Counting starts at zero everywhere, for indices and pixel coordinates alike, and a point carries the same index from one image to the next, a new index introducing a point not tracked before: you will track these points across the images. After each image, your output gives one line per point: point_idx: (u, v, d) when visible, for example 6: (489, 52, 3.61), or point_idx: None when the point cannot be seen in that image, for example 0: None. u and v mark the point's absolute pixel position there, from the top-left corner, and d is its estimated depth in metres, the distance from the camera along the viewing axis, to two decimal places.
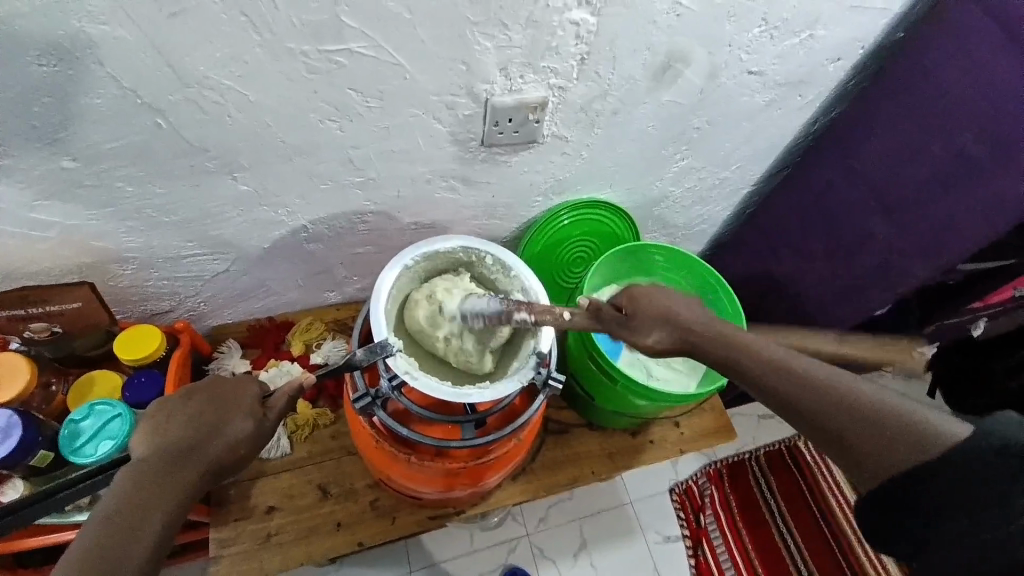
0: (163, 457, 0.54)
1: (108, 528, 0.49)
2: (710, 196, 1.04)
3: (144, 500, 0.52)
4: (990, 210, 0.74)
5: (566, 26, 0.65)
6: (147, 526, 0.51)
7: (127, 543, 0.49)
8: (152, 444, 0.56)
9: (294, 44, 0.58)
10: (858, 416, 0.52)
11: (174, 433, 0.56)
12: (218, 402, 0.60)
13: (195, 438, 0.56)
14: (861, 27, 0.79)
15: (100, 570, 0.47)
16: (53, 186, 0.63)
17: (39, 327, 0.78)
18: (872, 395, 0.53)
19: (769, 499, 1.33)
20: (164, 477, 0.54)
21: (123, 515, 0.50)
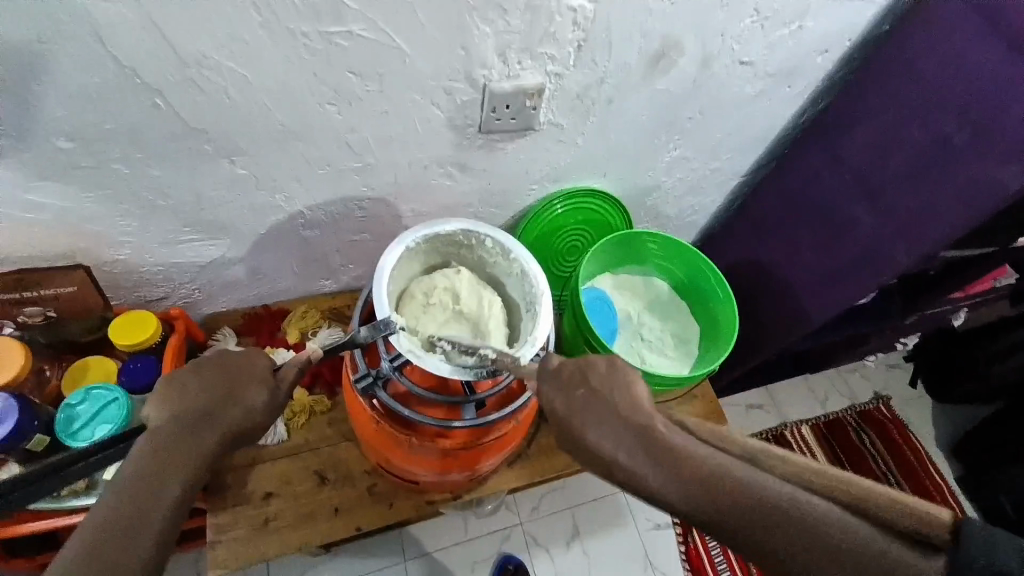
0: (176, 427, 0.54)
1: (124, 495, 0.49)
2: (701, 186, 1.06)
3: (161, 467, 0.51)
4: (969, 193, 0.77)
5: (564, 12, 0.66)
6: (162, 492, 0.50)
7: (145, 512, 0.49)
8: (166, 415, 0.55)
9: (295, 25, 0.58)
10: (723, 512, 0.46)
11: (188, 404, 0.56)
12: (228, 372, 0.59)
13: (210, 405, 0.56)
14: (849, 19, 0.81)
15: (118, 534, 0.47)
16: (48, 167, 0.63)
17: (34, 311, 0.78)
18: (751, 483, 0.46)
19: None
20: (177, 445, 0.53)
21: (139, 484, 0.50)
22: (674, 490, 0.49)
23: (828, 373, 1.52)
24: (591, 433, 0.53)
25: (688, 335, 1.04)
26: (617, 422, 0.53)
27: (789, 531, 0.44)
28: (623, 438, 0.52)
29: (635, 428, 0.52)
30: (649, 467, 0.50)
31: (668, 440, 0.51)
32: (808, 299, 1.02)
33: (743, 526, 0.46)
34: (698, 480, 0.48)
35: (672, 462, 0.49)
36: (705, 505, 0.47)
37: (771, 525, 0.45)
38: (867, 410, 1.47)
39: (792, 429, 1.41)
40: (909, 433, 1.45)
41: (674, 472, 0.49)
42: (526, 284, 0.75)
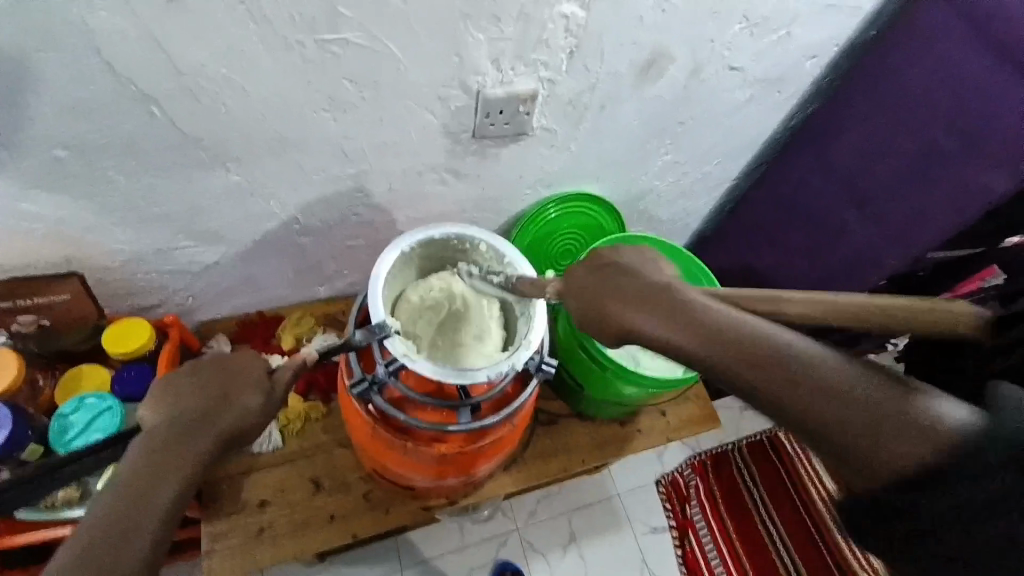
0: (171, 429, 0.54)
1: (117, 497, 0.49)
2: (693, 190, 1.07)
3: (155, 471, 0.51)
4: (958, 196, 0.79)
5: (556, 20, 0.67)
6: (157, 495, 0.50)
7: (138, 515, 0.48)
8: (162, 418, 0.55)
9: (290, 34, 0.58)
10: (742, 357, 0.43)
11: (183, 406, 0.56)
12: (224, 376, 0.59)
13: (207, 408, 0.56)
14: (835, 26, 0.83)
15: (113, 536, 0.46)
16: (42, 176, 0.63)
17: (27, 319, 0.78)
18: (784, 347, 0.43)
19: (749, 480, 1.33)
20: (172, 447, 0.53)
21: (132, 487, 0.49)
22: (681, 328, 0.46)
23: None
24: (614, 302, 0.51)
25: None
26: (650, 304, 0.49)
27: (797, 370, 0.41)
28: (660, 308, 0.48)
29: (669, 304, 0.48)
30: (696, 342, 0.45)
31: (711, 316, 0.46)
32: None
33: (738, 353, 0.43)
34: (709, 330, 0.45)
35: (721, 340, 0.44)
36: (718, 348, 0.44)
37: (805, 398, 0.41)
38: None
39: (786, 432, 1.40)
40: None
41: (721, 345, 0.44)
42: (521, 288, 0.75)
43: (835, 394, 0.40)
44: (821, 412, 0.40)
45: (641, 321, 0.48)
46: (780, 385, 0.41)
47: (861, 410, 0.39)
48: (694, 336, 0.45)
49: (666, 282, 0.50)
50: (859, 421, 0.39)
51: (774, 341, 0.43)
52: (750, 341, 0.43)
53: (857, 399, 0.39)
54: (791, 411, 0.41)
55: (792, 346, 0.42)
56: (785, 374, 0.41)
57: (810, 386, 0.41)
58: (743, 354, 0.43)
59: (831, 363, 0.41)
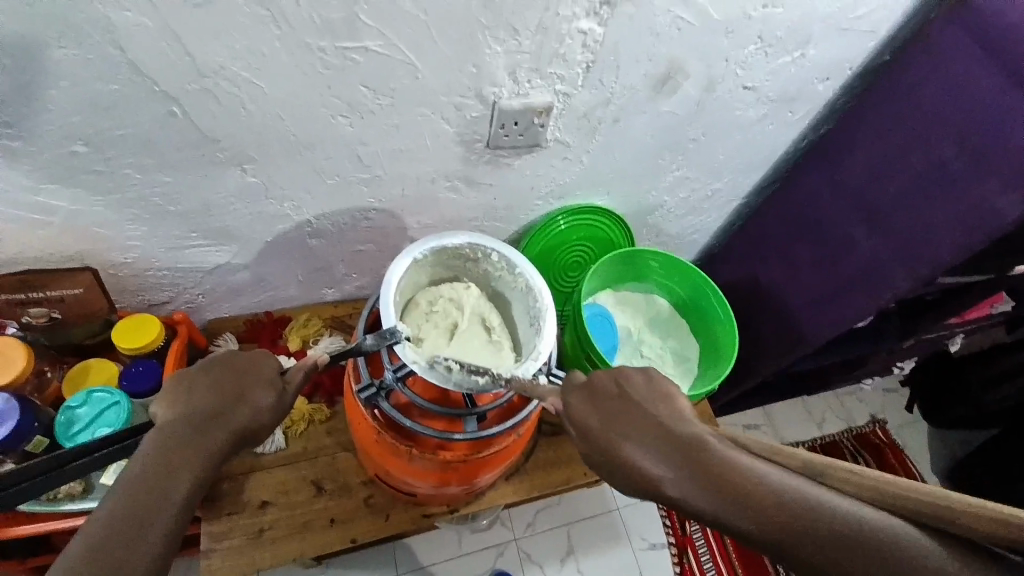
0: (184, 425, 0.54)
1: (132, 490, 0.49)
2: (702, 207, 1.07)
3: (168, 466, 0.51)
4: (968, 218, 0.78)
5: (573, 34, 0.68)
6: (170, 490, 0.50)
7: (153, 508, 0.49)
8: (174, 413, 0.55)
9: (311, 39, 0.59)
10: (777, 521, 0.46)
11: (196, 403, 0.56)
12: (238, 373, 0.59)
13: (219, 405, 0.56)
14: (849, 49, 0.83)
15: (126, 528, 0.47)
16: (62, 170, 0.64)
17: (38, 312, 0.78)
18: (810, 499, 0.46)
19: None
20: (186, 443, 0.53)
21: (147, 480, 0.50)
22: (683, 484, 0.50)
23: (825, 395, 1.52)
24: (627, 448, 0.54)
25: (687, 353, 1.05)
26: (666, 447, 0.52)
27: (803, 528, 0.45)
28: (671, 464, 0.51)
29: (681, 448, 0.52)
30: (717, 505, 0.48)
31: (713, 465, 0.50)
32: (807, 321, 1.03)
33: (738, 510, 0.47)
34: (725, 487, 0.48)
35: (736, 494, 0.48)
36: (733, 512, 0.48)
37: (801, 541, 0.45)
38: (863, 433, 1.47)
39: None
40: (905, 457, 1.45)
41: (741, 504, 0.47)
42: (530, 298, 0.75)
43: (834, 546, 0.44)
44: (821, 557, 0.45)
45: (648, 467, 0.52)
46: (785, 538, 0.46)
47: (853, 555, 0.44)
48: (697, 492, 0.49)
49: (679, 435, 0.53)
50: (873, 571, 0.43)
51: (798, 497, 0.46)
52: (755, 497, 0.47)
53: (848, 547, 0.44)
54: (802, 558, 0.46)
55: (792, 503, 0.46)
56: (796, 532, 0.45)
57: (813, 541, 0.45)
58: (742, 496, 0.48)
59: (847, 516, 0.45)
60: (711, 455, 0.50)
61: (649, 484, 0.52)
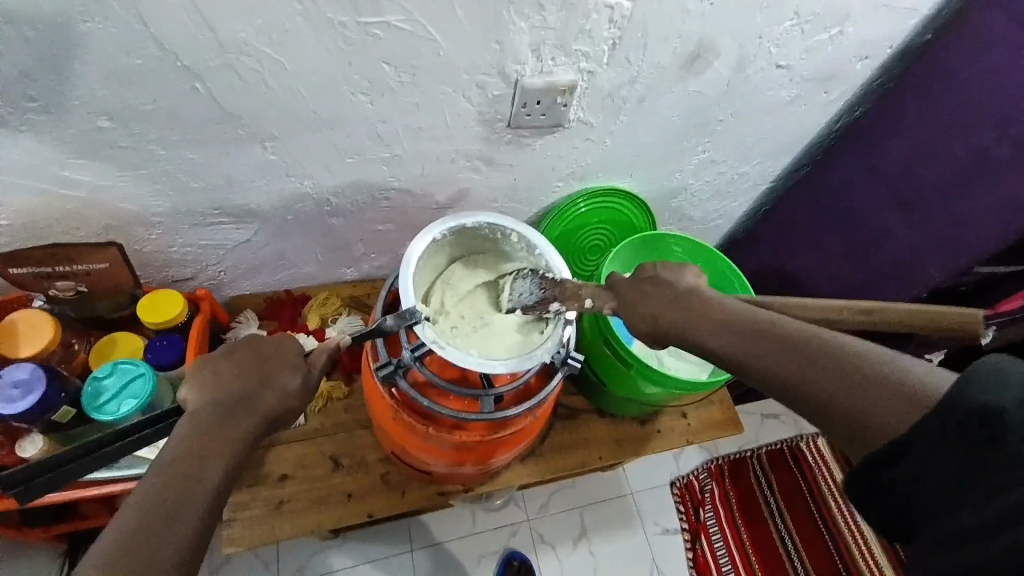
0: (215, 408, 0.54)
1: (166, 476, 0.47)
2: (728, 191, 1.04)
3: (201, 448, 0.50)
4: (1009, 209, 0.77)
5: (600, 9, 0.66)
6: (205, 474, 0.49)
7: (191, 487, 0.47)
8: (203, 398, 0.55)
9: (333, 15, 0.58)
10: (773, 350, 0.48)
11: (224, 387, 0.56)
12: (262, 358, 0.59)
13: (245, 391, 0.56)
14: (892, 26, 0.79)
15: (162, 514, 0.45)
16: (89, 145, 0.65)
17: (65, 285, 0.80)
18: (816, 336, 0.47)
19: (764, 484, 1.33)
20: (217, 427, 0.53)
21: (182, 462, 0.49)
22: (726, 339, 0.51)
23: None
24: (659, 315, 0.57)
25: None
26: (687, 306, 0.56)
27: (798, 351, 0.47)
28: (723, 334, 0.52)
29: (685, 303, 0.56)
30: (716, 335, 0.52)
31: (771, 328, 0.49)
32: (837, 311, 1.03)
33: (776, 354, 0.48)
34: (753, 333, 0.50)
35: (747, 330, 0.51)
36: (772, 359, 0.48)
37: (806, 372, 0.45)
38: None
39: (808, 442, 1.38)
40: None
41: (749, 336, 0.50)
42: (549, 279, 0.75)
43: (805, 360, 0.46)
44: (861, 401, 0.42)
45: (683, 326, 0.55)
46: (829, 387, 0.44)
47: (837, 377, 0.44)
48: (747, 355, 0.49)
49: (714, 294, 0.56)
50: (830, 383, 0.44)
51: (797, 332, 0.48)
52: (825, 361, 0.45)
53: (856, 374, 0.43)
54: (807, 398, 0.45)
55: (817, 342, 0.46)
56: (813, 368, 0.45)
57: (850, 382, 0.43)
58: (753, 335, 0.50)
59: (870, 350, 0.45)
60: (735, 317, 0.52)
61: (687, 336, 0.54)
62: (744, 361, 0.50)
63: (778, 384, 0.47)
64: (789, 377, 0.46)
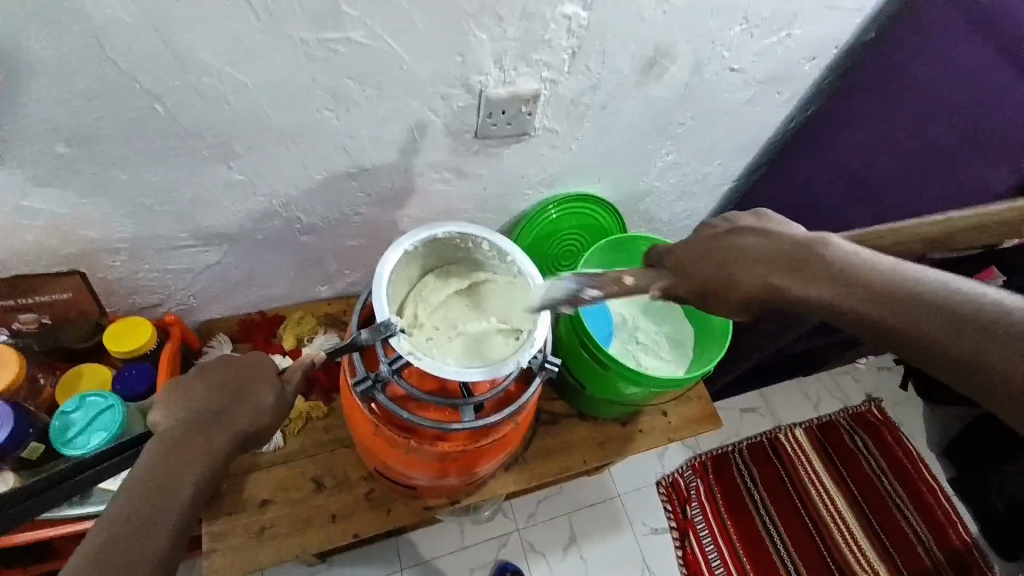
0: (187, 427, 0.53)
1: (136, 497, 0.48)
2: (694, 191, 1.07)
3: (172, 469, 0.50)
4: (966, 193, 0.87)
5: (558, 19, 0.68)
6: (174, 495, 0.49)
7: (160, 509, 0.48)
8: (176, 418, 0.54)
9: (295, 32, 0.59)
10: (900, 310, 0.47)
11: (197, 405, 0.55)
12: (237, 376, 0.59)
13: (218, 409, 0.56)
14: (836, 26, 0.83)
15: (130, 535, 0.45)
16: (46, 172, 0.63)
17: (28, 318, 0.78)
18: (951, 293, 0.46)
19: (747, 476, 1.35)
20: (188, 447, 0.52)
21: (152, 482, 0.49)
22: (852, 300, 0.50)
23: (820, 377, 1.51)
24: (735, 269, 0.57)
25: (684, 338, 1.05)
26: (769, 260, 0.55)
27: (937, 307, 0.45)
28: (840, 291, 0.50)
29: (787, 260, 0.54)
30: (841, 296, 0.50)
31: (902, 288, 0.48)
32: None
33: (902, 313, 0.47)
34: (879, 292, 0.48)
35: (873, 287, 0.49)
36: (864, 305, 0.49)
37: (959, 331, 0.44)
38: (859, 412, 1.47)
39: (787, 432, 1.41)
40: (902, 435, 1.44)
41: (876, 297, 0.48)
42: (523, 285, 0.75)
43: (948, 319, 0.45)
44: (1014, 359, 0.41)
45: (797, 290, 0.53)
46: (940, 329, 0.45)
47: (989, 334, 0.43)
48: (883, 315, 0.48)
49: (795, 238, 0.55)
50: (939, 324, 0.45)
51: (934, 290, 0.46)
52: (970, 319, 0.44)
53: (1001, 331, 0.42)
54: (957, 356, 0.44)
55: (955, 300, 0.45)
56: (922, 311, 0.46)
57: (959, 325, 0.44)
58: (882, 297, 0.48)
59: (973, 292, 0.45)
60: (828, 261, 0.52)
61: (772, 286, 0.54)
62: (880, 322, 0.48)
63: (917, 342, 0.46)
64: (931, 338, 0.45)
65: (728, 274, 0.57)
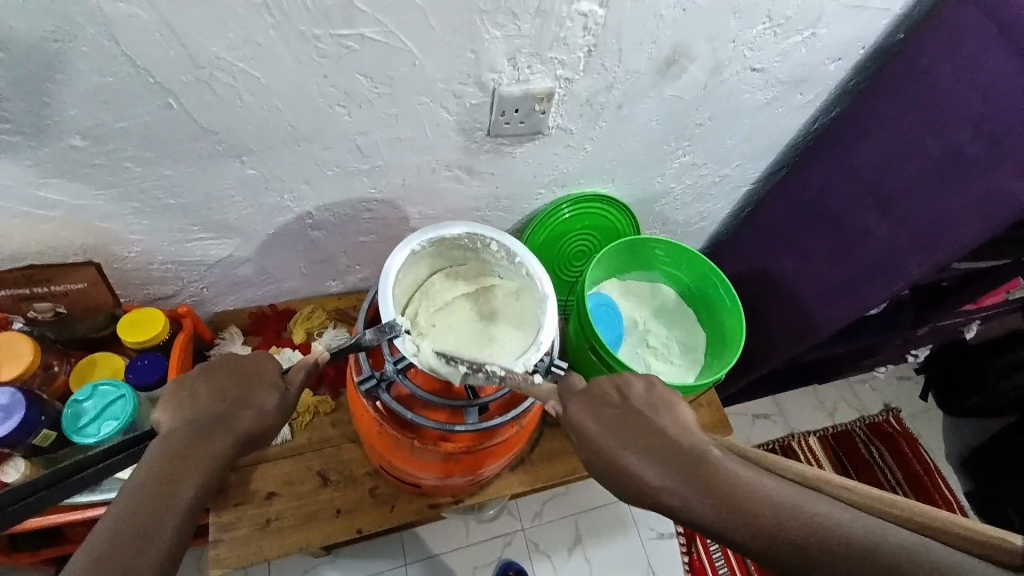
0: (189, 427, 0.53)
1: (138, 495, 0.48)
2: (711, 193, 1.05)
3: (174, 470, 0.50)
4: (984, 205, 0.75)
5: (575, 17, 0.66)
6: (177, 493, 0.49)
7: (161, 508, 0.48)
8: (178, 418, 0.54)
9: (306, 28, 0.58)
10: (795, 536, 0.43)
11: (199, 406, 0.55)
12: (239, 376, 0.58)
13: (222, 409, 0.55)
14: (863, 27, 0.80)
15: (133, 532, 0.45)
16: (62, 165, 0.64)
17: (44, 306, 0.79)
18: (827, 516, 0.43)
19: None
20: (191, 446, 0.52)
21: (155, 481, 0.49)
22: (708, 508, 0.46)
23: (838, 384, 1.47)
24: (649, 471, 0.50)
25: (695, 343, 1.04)
26: (706, 482, 0.47)
27: (803, 531, 0.43)
28: (704, 496, 0.47)
29: (652, 447, 0.52)
30: (704, 503, 0.47)
31: (761, 501, 0.45)
32: (820, 309, 0.99)
33: (775, 536, 0.43)
34: (741, 499, 0.45)
35: (732, 495, 0.46)
36: (795, 550, 0.42)
37: (810, 556, 0.42)
38: (877, 423, 1.42)
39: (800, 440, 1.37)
40: (921, 448, 1.39)
41: (735, 502, 0.46)
42: (531, 287, 0.74)
43: (827, 543, 0.42)
44: None
45: (668, 489, 0.49)
46: None
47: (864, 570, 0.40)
48: (738, 528, 0.45)
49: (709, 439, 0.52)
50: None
51: (811, 514, 0.43)
52: (844, 551, 0.41)
53: (866, 562, 0.40)
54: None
55: (818, 519, 0.43)
56: (822, 548, 0.41)
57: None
58: (746, 512, 0.45)
59: (924, 542, 0.40)
60: (757, 489, 0.46)
61: (722, 532, 0.46)
62: (737, 540, 0.45)
63: (782, 562, 0.43)
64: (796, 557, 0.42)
65: (642, 481, 0.50)
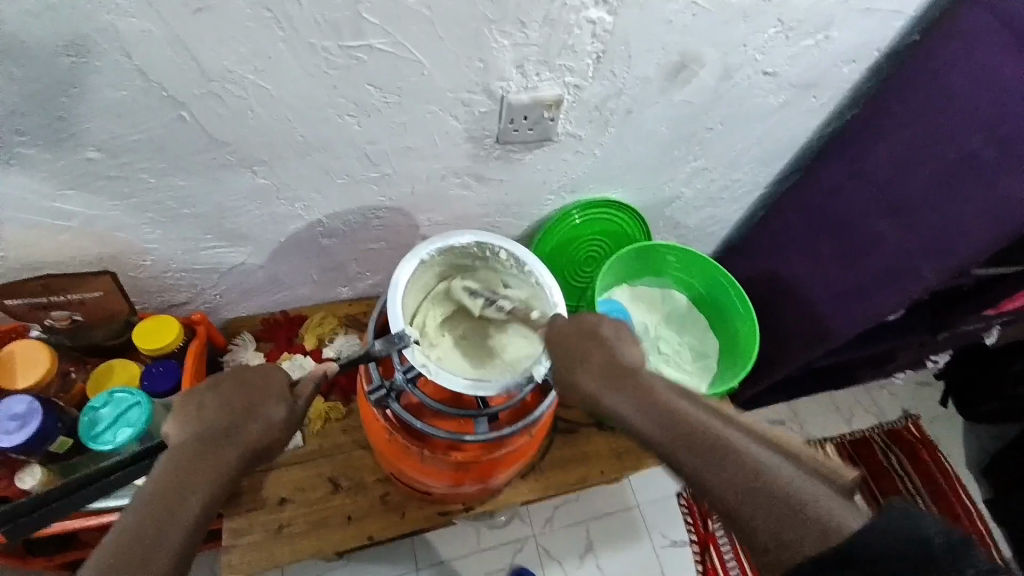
0: (197, 442, 0.54)
1: (146, 512, 0.49)
2: (722, 197, 1.04)
3: (182, 485, 0.51)
4: (994, 210, 0.74)
5: (583, 24, 0.66)
6: (183, 509, 0.50)
7: (167, 524, 0.49)
8: (186, 432, 0.55)
9: (316, 40, 0.59)
10: (711, 456, 0.51)
11: (207, 420, 0.56)
12: (248, 389, 0.59)
13: (230, 424, 0.56)
14: (877, 29, 0.79)
15: (137, 550, 0.46)
16: (78, 176, 0.65)
17: (60, 315, 0.80)
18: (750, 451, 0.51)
19: None
20: (198, 461, 0.53)
21: (162, 497, 0.50)
22: (654, 428, 0.55)
23: (855, 389, 1.45)
24: (608, 395, 0.58)
25: (708, 350, 1.02)
26: (654, 407, 0.56)
27: (724, 459, 0.51)
28: (650, 414, 0.56)
29: (617, 376, 0.59)
30: (643, 419, 0.56)
31: (693, 432, 0.53)
32: (833, 316, 0.97)
33: (698, 457, 0.52)
34: (674, 424, 0.54)
35: (673, 420, 0.55)
36: (709, 470, 0.51)
37: (717, 469, 0.51)
38: (895, 429, 1.39)
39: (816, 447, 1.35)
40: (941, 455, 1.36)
41: (675, 428, 0.54)
42: (540, 296, 0.74)
43: (733, 466, 0.50)
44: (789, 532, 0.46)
45: (612, 403, 0.58)
46: (765, 519, 0.48)
47: (752, 494, 0.49)
48: (671, 444, 0.54)
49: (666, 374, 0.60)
50: (757, 508, 0.48)
51: (730, 445, 0.51)
52: (742, 481, 0.49)
53: (754, 486, 0.49)
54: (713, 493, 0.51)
55: (738, 451, 0.51)
56: (721, 472, 0.50)
57: (786, 513, 0.47)
58: (682, 432, 0.54)
59: (792, 486, 0.48)
60: (694, 420, 0.54)
61: (651, 442, 0.55)
62: (669, 453, 0.54)
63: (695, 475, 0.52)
64: (709, 475, 0.51)
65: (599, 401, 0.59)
